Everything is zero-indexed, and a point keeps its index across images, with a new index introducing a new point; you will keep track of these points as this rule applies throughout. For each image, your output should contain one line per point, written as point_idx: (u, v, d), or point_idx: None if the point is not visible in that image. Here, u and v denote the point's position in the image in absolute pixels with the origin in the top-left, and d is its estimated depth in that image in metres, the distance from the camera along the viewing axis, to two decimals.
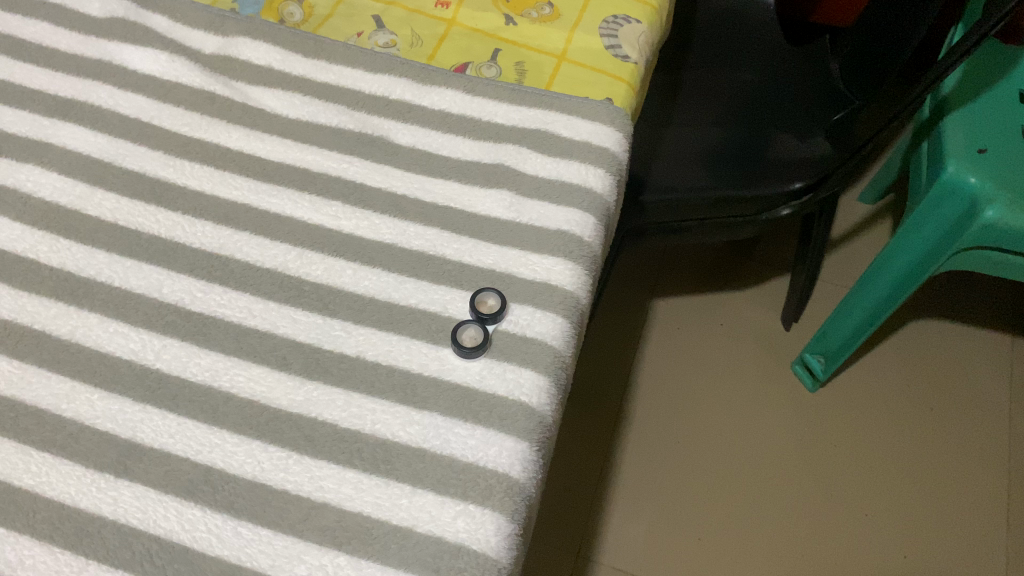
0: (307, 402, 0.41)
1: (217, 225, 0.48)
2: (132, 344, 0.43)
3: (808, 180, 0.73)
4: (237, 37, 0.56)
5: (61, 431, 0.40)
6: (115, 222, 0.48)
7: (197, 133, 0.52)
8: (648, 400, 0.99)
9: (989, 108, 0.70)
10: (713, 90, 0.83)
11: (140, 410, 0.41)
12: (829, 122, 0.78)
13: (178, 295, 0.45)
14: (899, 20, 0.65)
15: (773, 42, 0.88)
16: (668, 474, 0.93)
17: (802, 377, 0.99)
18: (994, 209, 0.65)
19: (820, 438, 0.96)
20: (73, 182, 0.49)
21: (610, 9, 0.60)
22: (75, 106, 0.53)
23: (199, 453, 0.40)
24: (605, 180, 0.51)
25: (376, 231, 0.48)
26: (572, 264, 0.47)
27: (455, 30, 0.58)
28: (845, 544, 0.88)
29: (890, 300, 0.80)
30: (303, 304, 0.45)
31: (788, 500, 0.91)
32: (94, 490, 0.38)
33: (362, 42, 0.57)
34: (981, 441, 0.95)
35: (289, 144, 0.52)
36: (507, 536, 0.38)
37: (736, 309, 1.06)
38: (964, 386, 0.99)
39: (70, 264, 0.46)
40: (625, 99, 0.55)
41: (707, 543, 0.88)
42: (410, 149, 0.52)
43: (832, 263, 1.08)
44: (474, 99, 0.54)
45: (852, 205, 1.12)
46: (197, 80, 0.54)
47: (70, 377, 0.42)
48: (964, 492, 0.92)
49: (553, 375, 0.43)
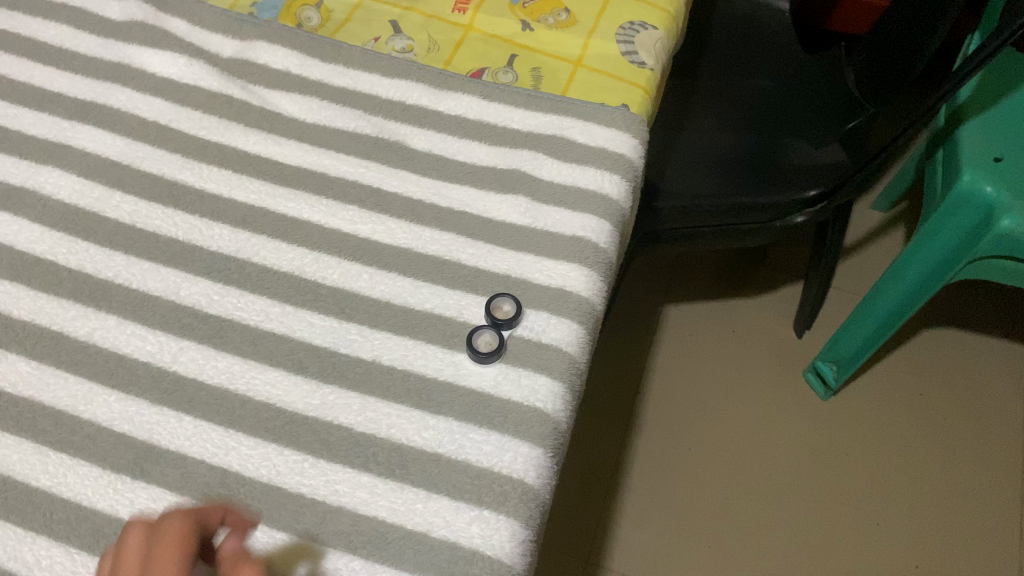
0: (323, 405, 0.42)
1: (234, 228, 0.48)
2: (149, 346, 0.43)
3: (822, 187, 0.73)
4: (255, 41, 0.57)
5: (78, 432, 0.40)
6: (133, 225, 0.48)
7: (215, 136, 0.52)
8: (659, 407, 0.99)
9: (1005, 118, 0.69)
10: (727, 96, 0.83)
11: (157, 412, 0.41)
12: (843, 129, 0.78)
13: (195, 297, 0.45)
14: (914, 28, 0.65)
15: (787, 49, 0.88)
16: (678, 481, 0.93)
17: (814, 385, 0.98)
18: (1010, 217, 0.64)
19: (831, 447, 0.95)
20: (91, 184, 0.50)
21: (627, 16, 0.60)
22: (94, 109, 0.53)
23: (215, 456, 0.40)
24: (621, 186, 0.51)
25: (392, 236, 0.48)
26: (587, 270, 0.47)
27: (472, 36, 0.59)
28: (856, 553, 0.88)
29: (902, 309, 0.80)
30: (319, 307, 0.45)
31: (799, 508, 0.91)
32: (112, 491, 0.38)
33: (379, 47, 0.58)
34: (993, 451, 0.94)
35: (306, 149, 0.52)
36: (521, 543, 0.38)
37: (747, 316, 1.05)
38: (976, 396, 0.99)
39: (88, 266, 0.46)
40: (642, 105, 0.55)
41: (717, 551, 0.88)
42: (426, 154, 0.52)
43: (846, 270, 1.07)
44: (490, 105, 0.54)
45: (866, 212, 1.11)
46: (214, 84, 0.55)
47: (87, 378, 0.42)
48: (976, 502, 0.91)
49: (568, 382, 0.43)
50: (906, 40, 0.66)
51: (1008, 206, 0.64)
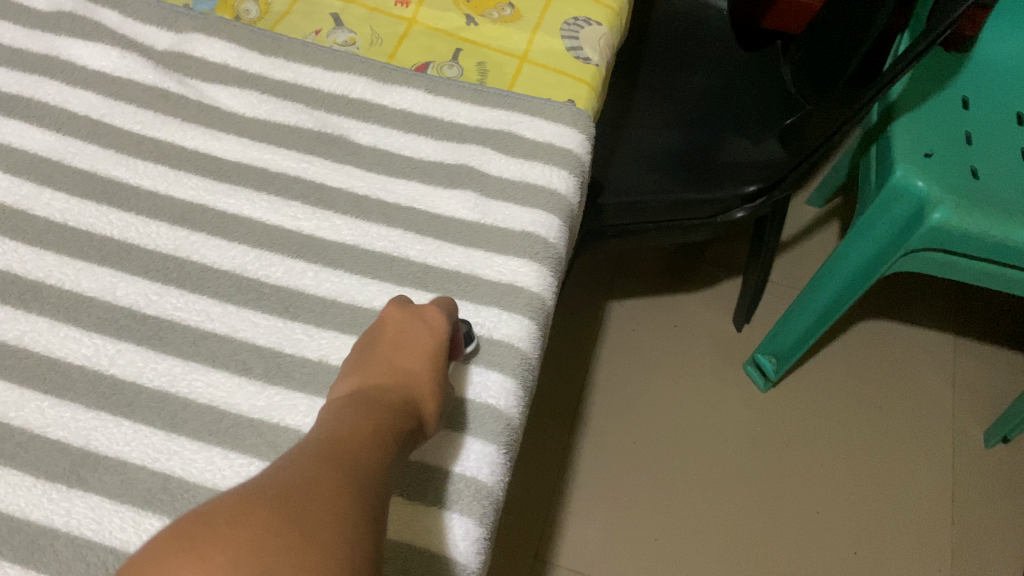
0: (269, 407, 0.41)
1: (172, 226, 0.47)
2: (85, 349, 0.42)
3: (763, 183, 0.74)
4: (192, 34, 0.55)
5: (9, 440, 0.38)
6: (64, 223, 0.46)
7: (151, 131, 0.51)
8: (604, 400, 0.96)
9: (931, 117, 0.72)
10: (668, 92, 0.84)
11: (93, 417, 0.39)
12: (781, 125, 0.79)
13: (132, 297, 0.44)
14: (848, 27, 0.66)
15: (726, 48, 0.89)
16: (624, 475, 0.91)
17: (754, 377, 0.97)
18: (941, 211, 0.65)
19: (774, 437, 0.94)
20: (20, 180, 0.47)
21: (572, 10, 0.59)
22: (20, 102, 0.51)
23: (156, 461, 0.38)
24: (569, 181, 0.51)
25: (338, 233, 0.47)
26: (538, 266, 0.47)
27: (416, 30, 0.58)
28: (797, 541, 0.87)
29: (836, 304, 0.80)
30: (262, 306, 0.44)
31: (742, 496, 0.90)
32: (46, 501, 0.37)
33: (320, 40, 0.56)
34: (929, 432, 0.94)
35: (246, 144, 0.50)
36: (476, 540, 0.38)
37: (687, 310, 1.04)
38: (911, 377, 0.98)
39: (17, 267, 0.44)
40: (587, 101, 0.55)
41: (664, 543, 0.86)
42: (371, 148, 0.51)
43: (785, 263, 1.08)
44: (436, 99, 0.53)
45: (803, 208, 1.13)
46: (149, 77, 0.53)
47: (17, 384, 0.40)
48: (912, 485, 0.91)
49: (520, 377, 0.43)
50: (841, 36, 0.67)
51: (939, 201, 0.65)
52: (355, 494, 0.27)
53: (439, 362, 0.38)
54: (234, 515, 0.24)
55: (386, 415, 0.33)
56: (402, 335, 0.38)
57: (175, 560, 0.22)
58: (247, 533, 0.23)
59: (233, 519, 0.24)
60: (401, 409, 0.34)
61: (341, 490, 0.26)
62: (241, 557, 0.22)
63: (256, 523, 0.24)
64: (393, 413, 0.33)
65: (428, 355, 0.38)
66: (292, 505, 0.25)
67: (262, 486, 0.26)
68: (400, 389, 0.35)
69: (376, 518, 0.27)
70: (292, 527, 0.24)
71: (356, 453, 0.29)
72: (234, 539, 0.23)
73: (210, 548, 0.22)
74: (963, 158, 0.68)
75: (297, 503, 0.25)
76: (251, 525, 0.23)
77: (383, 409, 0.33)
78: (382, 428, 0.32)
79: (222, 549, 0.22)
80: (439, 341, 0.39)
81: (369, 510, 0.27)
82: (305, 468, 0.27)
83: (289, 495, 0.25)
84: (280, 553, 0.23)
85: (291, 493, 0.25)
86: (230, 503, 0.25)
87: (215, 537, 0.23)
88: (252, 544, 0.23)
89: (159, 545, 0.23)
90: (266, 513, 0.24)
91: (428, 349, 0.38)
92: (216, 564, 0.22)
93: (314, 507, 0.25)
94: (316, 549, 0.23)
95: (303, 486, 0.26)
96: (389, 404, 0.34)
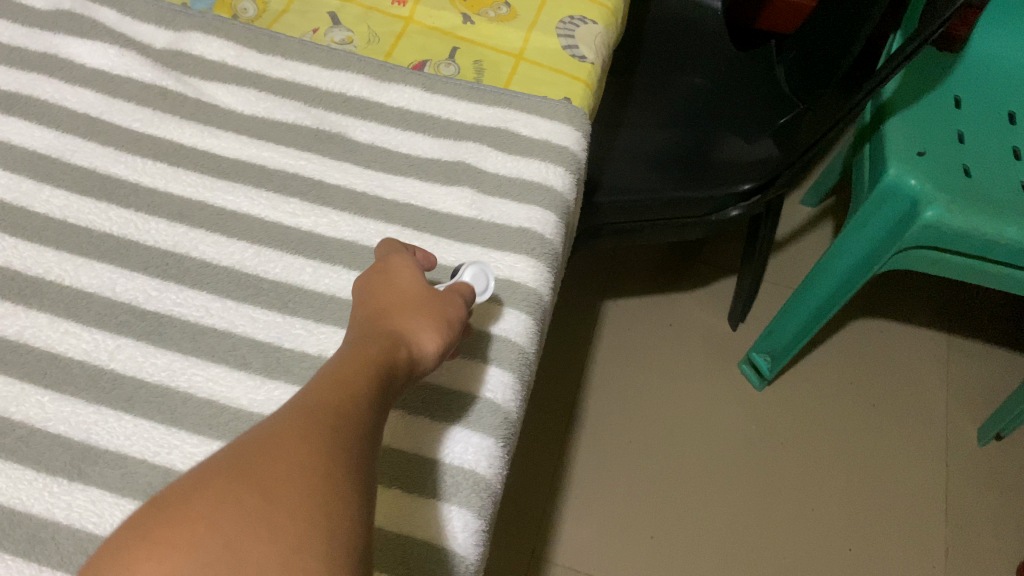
0: (269, 401, 0.41)
1: (171, 222, 0.47)
2: (84, 344, 0.42)
3: (757, 180, 0.74)
4: (189, 32, 0.55)
5: (10, 434, 0.39)
6: (64, 220, 0.46)
7: (150, 128, 0.51)
8: (600, 398, 0.97)
9: (923, 116, 0.72)
10: (663, 91, 0.84)
11: (94, 412, 0.40)
12: (774, 124, 0.80)
13: (131, 293, 0.44)
14: (842, 26, 0.66)
15: (720, 47, 0.89)
16: (620, 473, 0.91)
17: (749, 376, 0.98)
18: (933, 209, 0.65)
19: (769, 435, 0.94)
20: (18, 178, 0.48)
21: (567, 9, 0.60)
22: (19, 100, 0.51)
23: (157, 455, 0.39)
24: (565, 179, 0.51)
25: (336, 229, 0.48)
26: (535, 261, 0.47)
27: (412, 29, 0.58)
28: (791, 536, 0.87)
29: (830, 301, 0.80)
30: (261, 302, 0.44)
31: (737, 493, 0.90)
32: (48, 494, 0.37)
33: (317, 39, 0.57)
34: (922, 428, 0.95)
35: (244, 141, 0.51)
36: (474, 533, 0.39)
37: (682, 309, 1.04)
38: (905, 375, 0.99)
39: (17, 263, 0.44)
40: (583, 99, 0.55)
41: (660, 540, 0.87)
42: (369, 145, 0.52)
43: (780, 262, 1.09)
44: (433, 97, 0.54)
45: (796, 207, 1.13)
46: (147, 75, 0.53)
47: (18, 379, 0.40)
48: (905, 481, 0.91)
49: (518, 371, 0.44)
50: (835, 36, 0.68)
51: (931, 199, 0.66)
52: (324, 439, 0.27)
53: (413, 293, 0.38)
54: (185, 496, 0.25)
55: (360, 352, 0.33)
56: (373, 287, 0.39)
57: (135, 555, 0.23)
58: (202, 513, 0.24)
59: (188, 502, 0.25)
60: (378, 342, 0.34)
61: (301, 438, 0.27)
62: (197, 538, 0.23)
63: (211, 500, 0.24)
64: (368, 348, 0.33)
65: (396, 294, 0.38)
66: (246, 473, 0.25)
67: (222, 457, 0.27)
68: (376, 329, 0.36)
69: (347, 456, 0.27)
70: (249, 494, 0.25)
71: (320, 396, 0.29)
72: (190, 519, 0.24)
73: (166, 536, 0.24)
74: (955, 156, 0.69)
75: (251, 470, 0.26)
76: (205, 505, 0.24)
77: (358, 348, 0.33)
78: (356, 362, 0.32)
79: (177, 534, 0.24)
80: (404, 278, 0.39)
81: (339, 450, 0.27)
82: (262, 431, 0.28)
83: (244, 464, 0.26)
84: (237, 523, 0.24)
85: (254, 458, 0.26)
86: (191, 482, 0.26)
87: (170, 524, 0.24)
88: (211, 519, 0.24)
89: (121, 541, 0.24)
90: (221, 488, 0.25)
91: (396, 288, 0.38)
92: (173, 551, 0.23)
93: (269, 468, 0.26)
94: (275, 511, 0.24)
95: (259, 450, 0.26)
96: (364, 342, 0.34)
